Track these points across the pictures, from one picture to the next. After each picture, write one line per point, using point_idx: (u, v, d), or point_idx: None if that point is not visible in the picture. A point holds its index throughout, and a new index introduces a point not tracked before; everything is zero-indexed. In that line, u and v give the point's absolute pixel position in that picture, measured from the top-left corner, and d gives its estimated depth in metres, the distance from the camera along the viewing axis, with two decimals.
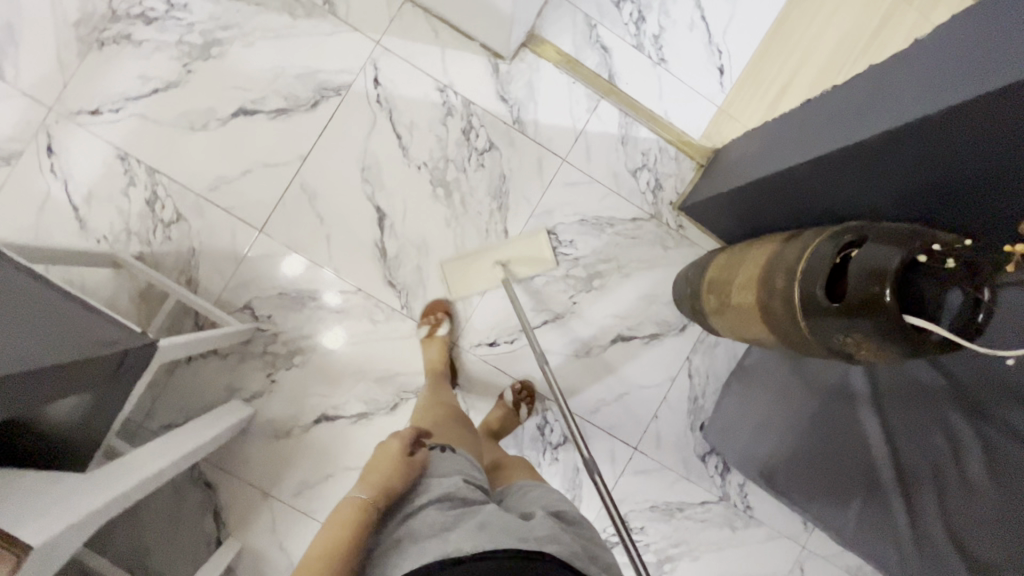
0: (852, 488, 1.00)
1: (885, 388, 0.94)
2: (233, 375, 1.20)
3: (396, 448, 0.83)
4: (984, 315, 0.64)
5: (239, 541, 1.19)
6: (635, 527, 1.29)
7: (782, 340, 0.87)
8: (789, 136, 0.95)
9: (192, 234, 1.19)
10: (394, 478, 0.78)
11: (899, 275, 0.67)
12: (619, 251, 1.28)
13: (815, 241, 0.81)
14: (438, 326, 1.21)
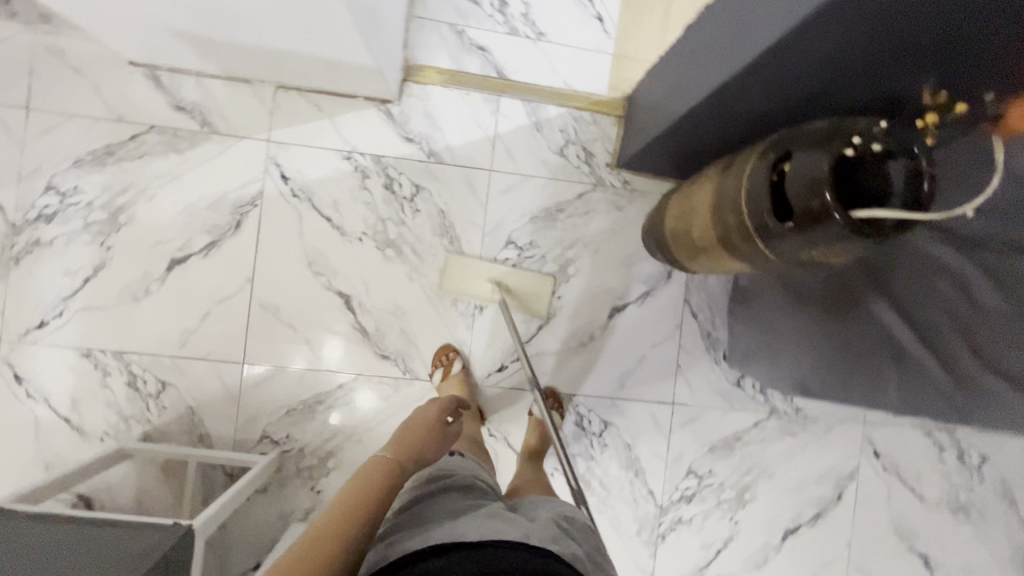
0: (884, 364, 1.05)
1: (891, 262, 1.03)
2: (281, 503, 1.22)
3: (429, 424, 0.93)
4: (927, 184, 0.65)
5: None
6: (703, 473, 1.31)
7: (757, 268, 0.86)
8: (685, 68, 0.94)
9: (183, 394, 1.19)
10: (424, 443, 0.88)
11: (835, 177, 0.67)
12: (579, 231, 1.28)
13: (747, 166, 0.80)
14: (451, 365, 1.22)
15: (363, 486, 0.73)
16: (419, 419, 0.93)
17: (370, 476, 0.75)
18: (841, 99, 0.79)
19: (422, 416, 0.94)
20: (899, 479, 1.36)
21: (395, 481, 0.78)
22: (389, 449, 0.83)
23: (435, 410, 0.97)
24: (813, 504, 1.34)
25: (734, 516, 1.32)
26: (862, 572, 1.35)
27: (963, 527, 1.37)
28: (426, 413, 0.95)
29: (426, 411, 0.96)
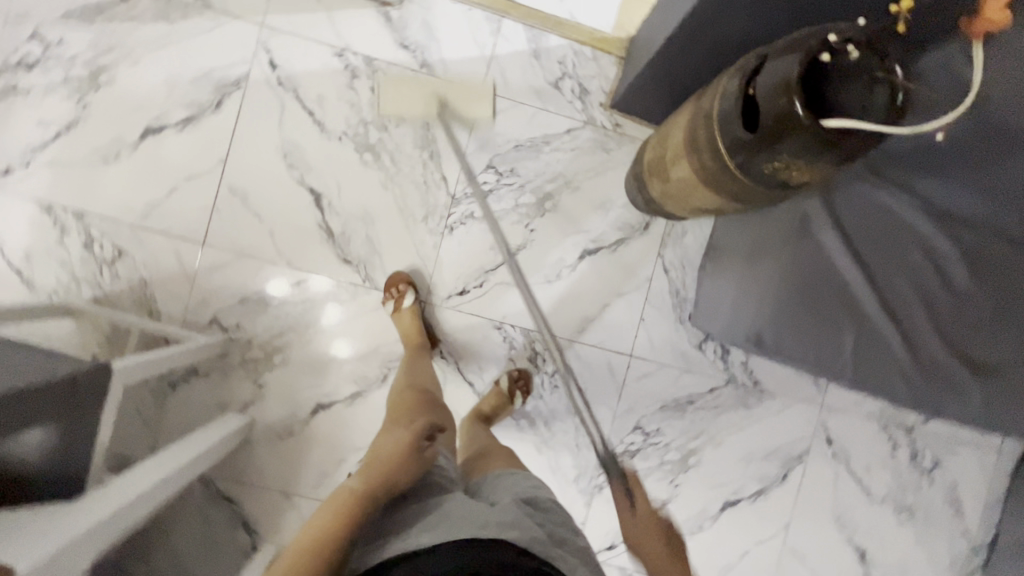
0: (843, 324, 0.99)
1: (858, 213, 0.98)
2: (220, 391, 1.20)
3: (400, 454, 0.82)
4: (901, 96, 0.64)
5: (275, 542, 1.22)
6: (651, 430, 1.29)
7: (728, 199, 0.82)
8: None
9: (139, 266, 1.18)
10: (400, 468, 0.80)
11: (805, 81, 0.64)
12: (562, 166, 1.25)
13: (718, 84, 0.77)
14: (404, 298, 1.17)
15: (322, 528, 0.71)
16: (391, 450, 0.83)
17: (326, 518, 0.72)
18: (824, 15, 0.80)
19: (393, 450, 0.82)
20: (848, 468, 1.34)
21: (359, 521, 0.73)
22: (360, 482, 0.77)
23: (411, 439, 0.85)
24: (756, 479, 1.32)
25: (675, 478, 1.30)
26: (796, 557, 1.33)
27: (905, 527, 1.35)
28: (400, 447, 0.83)
29: (395, 443, 0.84)
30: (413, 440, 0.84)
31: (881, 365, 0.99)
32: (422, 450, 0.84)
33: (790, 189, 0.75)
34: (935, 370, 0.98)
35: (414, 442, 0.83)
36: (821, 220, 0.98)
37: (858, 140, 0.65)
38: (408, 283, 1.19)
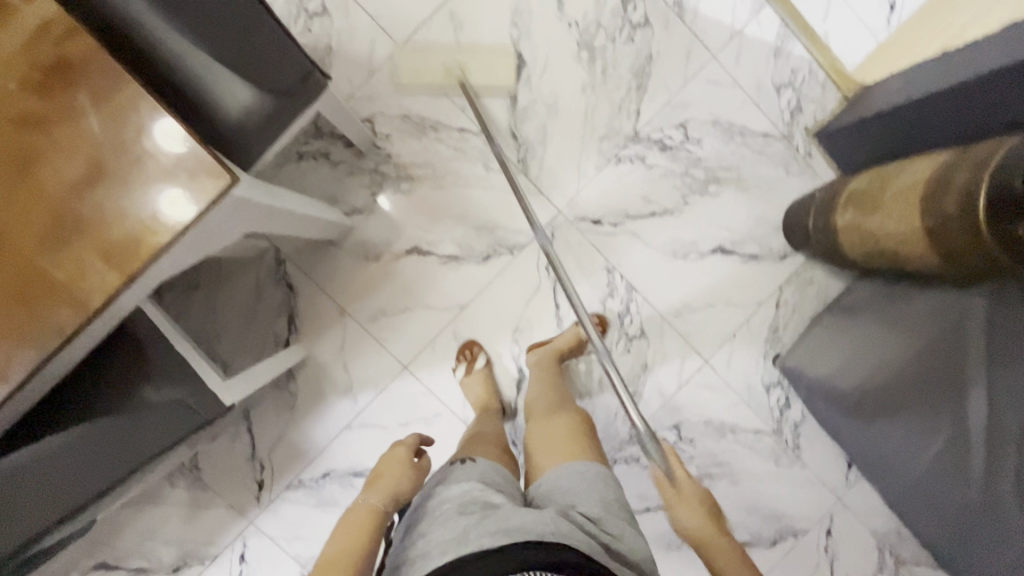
0: (940, 432, 0.95)
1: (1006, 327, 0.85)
2: (338, 186, 1.18)
3: (395, 473, 0.87)
4: None
5: (308, 347, 1.19)
6: (685, 437, 1.29)
7: (936, 252, 0.87)
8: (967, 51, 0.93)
9: (331, 32, 1.16)
10: (404, 484, 0.87)
11: None
12: (742, 163, 1.25)
13: (1009, 142, 0.77)
14: (474, 361, 1.20)
15: (350, 551, 0.75)
16: (385, 471, 0.88)
17: (347, 533, 0.77)
18: None
19: (392, 465, 0.89)
20: (831, 567, 1.34)
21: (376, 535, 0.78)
22: (373, 495, 0.83)
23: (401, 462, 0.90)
24: (748, 531, 1.32)
25: None
26: None
27: None
28: (393, 469, 0.88)
29: (394, 458, 0.91)
30: (410, 453, 0.92)
31: (948, 487, 0.97)
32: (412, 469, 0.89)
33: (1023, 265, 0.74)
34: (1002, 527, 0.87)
35: (411, 454, 0.92)
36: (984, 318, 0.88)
37: None
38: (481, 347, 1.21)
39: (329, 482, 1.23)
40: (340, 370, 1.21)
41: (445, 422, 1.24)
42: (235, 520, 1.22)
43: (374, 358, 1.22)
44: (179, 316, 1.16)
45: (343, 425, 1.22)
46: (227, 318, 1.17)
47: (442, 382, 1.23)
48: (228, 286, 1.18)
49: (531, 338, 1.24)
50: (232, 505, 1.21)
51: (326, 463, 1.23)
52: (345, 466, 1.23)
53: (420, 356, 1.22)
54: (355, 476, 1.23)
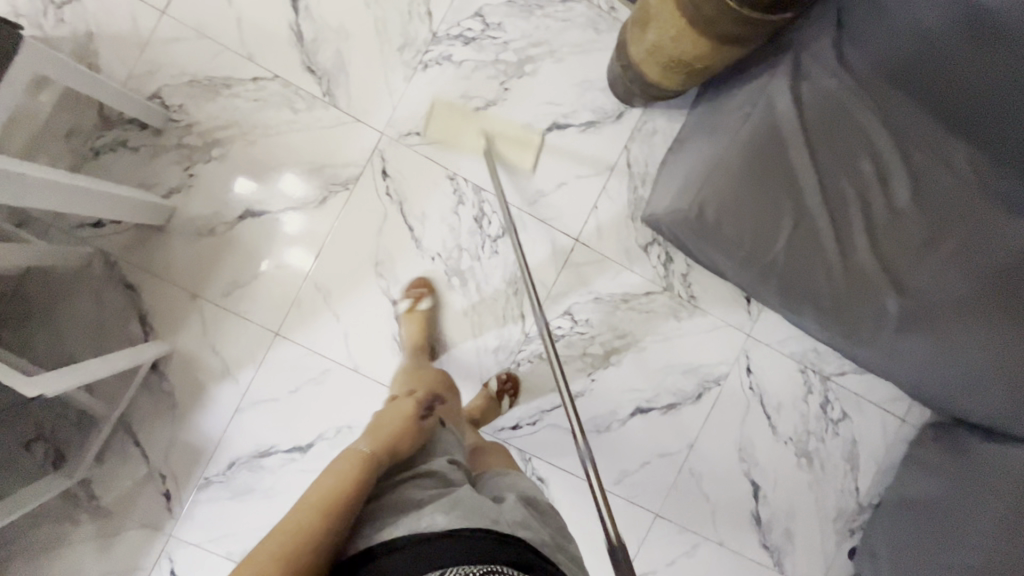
0: (785, 211, 1.01)
1: (810, 112, 0.99)
2: (148, 171, 1.13)
3: (396, 423, 0.83)
4: None
5: (168, 343, 1.15)
6: (580, 320, 1.28)
7: (715, 42, 0.86)
8: None
9: (88, 17, 1.10)
10: (404, 438, 0.80)
11: None
12: (549, 34, 1.23)
13: None
14: (420, 300, 1.19)
15: (323, 487, 0.67)
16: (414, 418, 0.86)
17: (336, 475, 0.69)
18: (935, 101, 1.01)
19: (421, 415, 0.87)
20: (761, 403, 1.35)
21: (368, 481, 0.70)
22: (370, 441, 0.77)
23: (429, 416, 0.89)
24: (671, 393, 1.32)
25: (593, 372, 1.29)
26: (694, 477, 1.33)
27: (802, 472, 1.37)
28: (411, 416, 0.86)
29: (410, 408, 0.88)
30: (416, 411, 0.87)
31: (809, 265, 1.03)
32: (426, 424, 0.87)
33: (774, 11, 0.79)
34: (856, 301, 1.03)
35: (416, 413, 0.87)
36: (787, 105, 0.98)
37: None
38: (430, 289, 1.20)
39: (238, 470, 1.19)
40: (213, 356, 1.17)
41: (336, 375, 1.21)
42: (153, 538, 1.17)
43: (243, 334, 1.18)
44: (25, 349, 1.09)
45: (233, 409, 1.18)
46: (77, 339, 1.13)
47: (321, 337, 1.20)
48: (65, 306, 1.13)
49: (395, 269, 1.21)
50: (144, 524, 1.17)
51: (228, 454, 1.19)
52: (249, 450, 1.19)
53: (289, 318, 1.19)
54: (261, 457, 1.19)
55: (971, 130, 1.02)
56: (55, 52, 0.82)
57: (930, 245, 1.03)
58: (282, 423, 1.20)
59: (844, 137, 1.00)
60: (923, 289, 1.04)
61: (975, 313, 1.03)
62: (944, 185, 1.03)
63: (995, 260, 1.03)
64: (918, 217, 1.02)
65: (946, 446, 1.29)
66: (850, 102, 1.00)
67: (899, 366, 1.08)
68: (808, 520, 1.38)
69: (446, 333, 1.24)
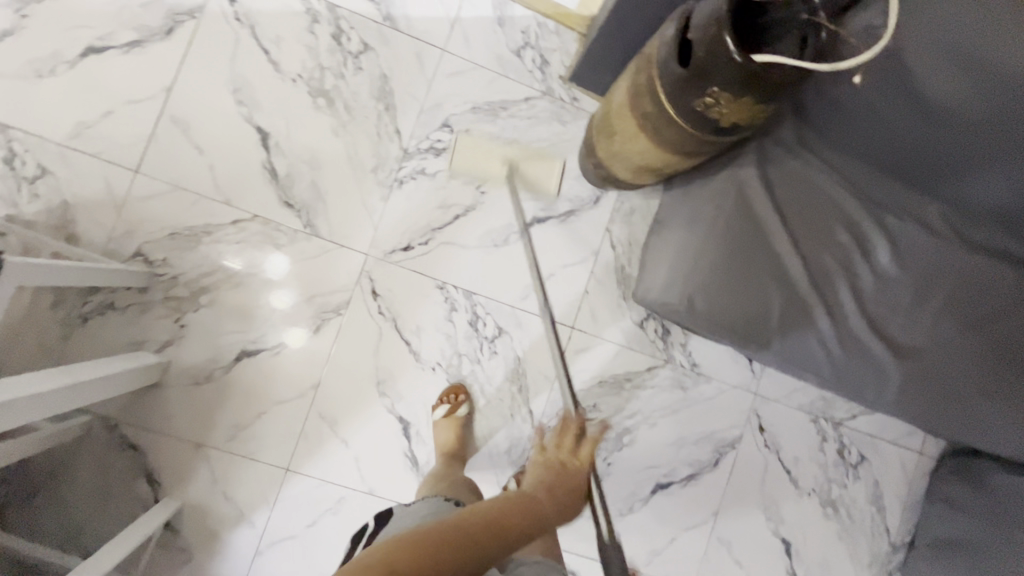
0: (776, 287, 1.02)
1: (784, 192, 1.01)
2: (137, 328, 1.13)
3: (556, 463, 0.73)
4: (810, 51, 0.75)
5: (177, 498, 1.13)
6: (588, 405, 1.27)
7: (675, 157, 0.89)
8: None
9: (61, 187, 1.11)
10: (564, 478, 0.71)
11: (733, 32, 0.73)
12: (517, 133, 1.26)
13: (655, 53, 0.82)
14: (457, 406, 1.19)
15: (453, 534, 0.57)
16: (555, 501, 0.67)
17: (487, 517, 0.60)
18: (898, 157, 1.02)
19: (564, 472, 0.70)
20: (779, 459, 1.35)
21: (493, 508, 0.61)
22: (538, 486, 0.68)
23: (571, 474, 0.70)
24: (688, 463, 1.31)
25: (608, 456, 1.28)
26: (723, 545, 1.32)
27: (830, 522, 1.36)
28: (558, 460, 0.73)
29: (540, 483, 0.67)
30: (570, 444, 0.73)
31: (802, 340, 1.03)
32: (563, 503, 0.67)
33: (728, 134, 0.82)
34: (857, 367, 1.04)
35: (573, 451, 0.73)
36: (758, 191, 1.00)
37: (773, 78, 0.73)
38: (467, 394, 1.21)
39: None
40: (225, 503, 1.15)
41: (353, 502, 1.19)
42: None
43: (253, 475, 1.16)
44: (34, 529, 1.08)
45: (251, 554, 1.16)
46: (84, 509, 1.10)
47: (333, 466, 1.19)
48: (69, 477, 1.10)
49: (398, 386, 1.21)
50: None
51: None
52: None
53: (298, 452, 1.18)
54: None
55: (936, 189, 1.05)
56: (27, 259, 0.81)
57: (919, 301, 1.05)
58: (303, 559, 1.18)
59: (819, 213, 1.02)
60: (922, 349, 1.05)
61: (970, 363, 1.06)
62: (917, 237, 1.05)
63: (979, 300, 1.06)
64: (904, 279, 1.04)
65: (966, 479, 1.29)
66: (817, 179, 1.02)
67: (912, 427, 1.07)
68: (845, 570, 1.36)
69: (472, 438, 1.23)
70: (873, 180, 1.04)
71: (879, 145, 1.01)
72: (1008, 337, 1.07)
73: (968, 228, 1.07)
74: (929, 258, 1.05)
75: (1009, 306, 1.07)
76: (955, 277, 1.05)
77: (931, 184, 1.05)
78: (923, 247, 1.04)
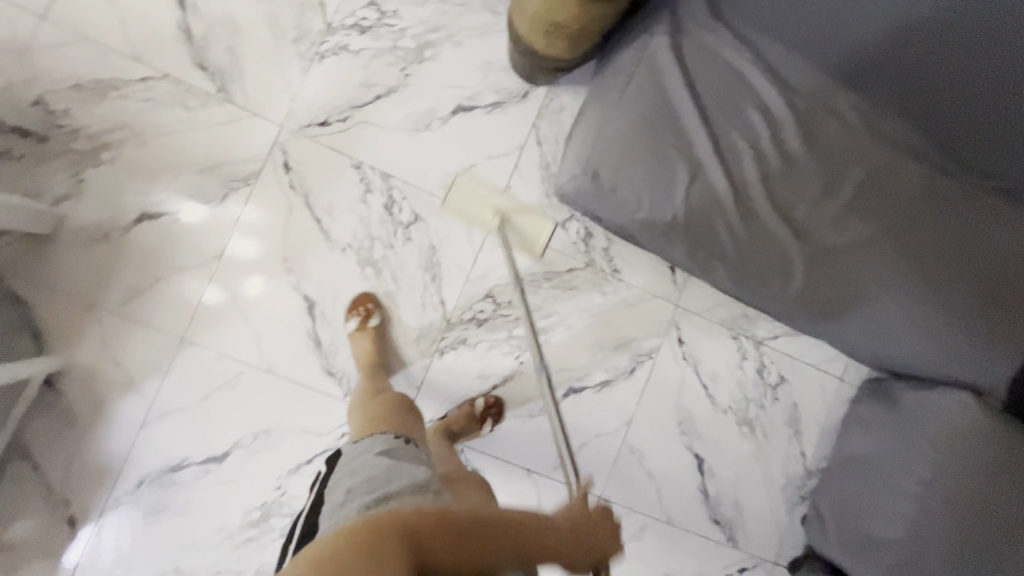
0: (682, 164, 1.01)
1: (694, 66, 1.00)
2: (32, 179, 1.09)
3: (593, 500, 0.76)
4: None
5: (63, 357, 1.09)
6: (503, 301, 1.25)
7: None
8: None
9: None
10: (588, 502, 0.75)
11: None
12: (446, 19, 1.23)
13: None
14: (369, 317, 1.17)
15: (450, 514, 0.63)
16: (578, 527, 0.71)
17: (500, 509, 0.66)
18: (806, 34, 1.01)
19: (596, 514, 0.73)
20: (696, 372, 1.33)
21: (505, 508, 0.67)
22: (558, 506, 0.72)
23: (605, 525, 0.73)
24: (603, 369, 1.30)
25: (521, 355, 1.26)
26: (634, 455, 1.30)
27: (744, 441, 1.35)
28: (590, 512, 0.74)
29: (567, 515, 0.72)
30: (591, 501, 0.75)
31: (707, 221, 1.01)
32: (563, 528, 0.69)
33: None
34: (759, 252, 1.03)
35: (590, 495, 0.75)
36: (668, 63, 0.99)
37: None
38: (378, 304, 1.19)
39: (148, 488, 1.12)
40: (115, 368, 1.12)
41: (251, 379, 1.16)
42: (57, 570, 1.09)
43: (147, 341, 1.13)
44: None
45: (139, 423, 1.12)
46: None
47: (232, 340, 1.15)
48: None
49: (305, 264, 1.18)
50: (42, 559, 1.09)
51: (136, 470, 1.12)
52: (159, 465, 1.13)
53: (196, 322, 1.14)
54: (174, 471, 1.13)
55: (865, 85, 1.03)
56: None
57: (826, 186, 1.04)
58: (194, 433, 1.14)
59: (729, 89, 1.00)
60: (836, 245, 1.05)
61: (882, 267, 1.06)
62: (826, 119, 1.04)
63: (885, 186, 1.05)
64: (813, 165, 1.03)
65: (878, 398, 1.28)
66: (730, 58, 1.00)
67: (816, 321, 1.10)
68: (757, 489, 1.35)
69: (379, 324, 1.20)
70: (781, 58, 1.02)
71: (786, 21, 1.00)
72: (930, 247, 1.06)
73: (896, 129, 1.06)
74: (837, 142, 1.04)
75: (933, 215, 1.05)
76: (861, 162, 1.04)
77: (860, 79, 1.03)
78: (829, 131, 1.03)
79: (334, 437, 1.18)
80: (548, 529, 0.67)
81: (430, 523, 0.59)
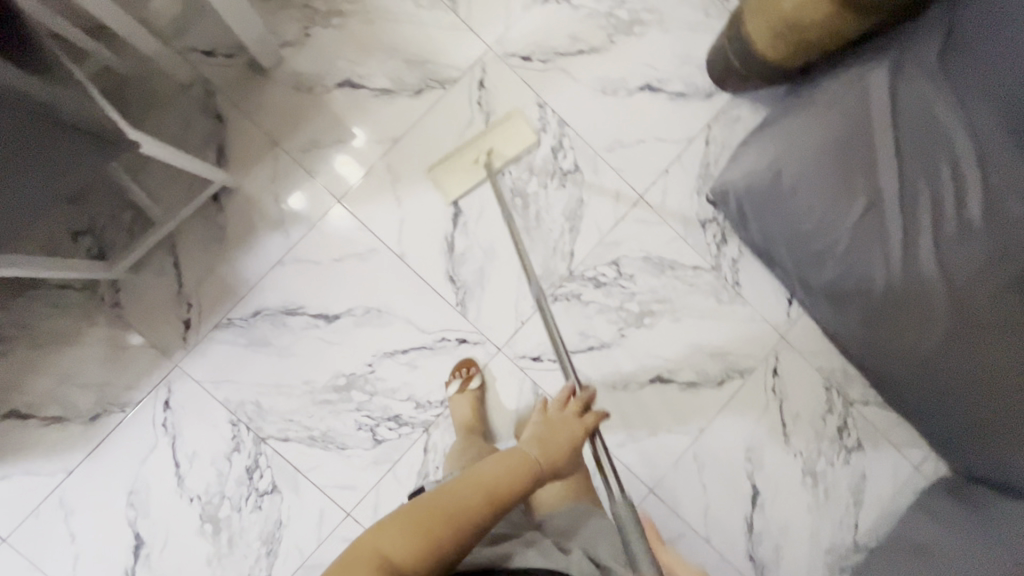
0: (858, 193, 1.04)
1: (903, 108, 1.04)
2: (271, 21, 1.21)
3: (568, 424, 0.85)
4: None
5: (236, 178, 1.18)
6: (625, 273, 1.29)
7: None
8: None
9: None
10: (559, 433, 0.83)
11: None
12: (663, 5, 1.31)
13: None
14: (470, 380, 1.21)
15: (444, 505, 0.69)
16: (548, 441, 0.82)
17: (494, 475, 0.74)
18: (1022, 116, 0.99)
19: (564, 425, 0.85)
20: (780, 408, 1.33)
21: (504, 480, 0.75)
22: (534, 445, 0.81)
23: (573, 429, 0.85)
24: (694, 370, 1.31)
25: (624, 328, 1.29)
26: (695, 464, 1.30)
27: (805, 492, 1.33)
28: (547, 425, 0.85)
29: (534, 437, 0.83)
30: (571, 415, 0.86)
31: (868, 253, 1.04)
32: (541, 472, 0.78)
33: None
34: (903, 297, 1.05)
35: (571, 412, 0.86)
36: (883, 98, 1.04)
37: None
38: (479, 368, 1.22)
39: (261, 320, 1.19)
40: (272, 205, 1.20)
41: (381, 258, 1.23)
42: (163, 363, 1.18)
43: (307, 191, 1.21)
44: None
45: (276, 260, 1.20)
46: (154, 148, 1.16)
47: (379, 217, 1.23)
48: (159, 117, 1.18)
49: (466, 174, 1.25)
50: (154, 347, 1.17)
51: (258, 300, 1.19)
52: (278, 305, 1.20)
53: (354, 191, 1.22)
54: (287, 314, 1.20)
55: None
56: None
57: (988, 264, 1.03)
58: (316, 287, 1.21)
59: (931, 141, 1.03)
60: (975, 321, 1.05)
61: (1011, 359, 1.06)
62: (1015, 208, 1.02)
63: None
64: (985, 239, 1.03)
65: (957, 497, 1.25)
66: (940, 110, 1.03)
67: (913, 387, 1.14)
68: (801, 544, 1.32)
69: (508, 251, 1.25)
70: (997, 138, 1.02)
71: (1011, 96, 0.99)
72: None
73: None
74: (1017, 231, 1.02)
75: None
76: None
77: None
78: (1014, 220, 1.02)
79: (434, 338, 1.24)
80: (529, 477, 0.77)
81: (404, 536, 0.65)
